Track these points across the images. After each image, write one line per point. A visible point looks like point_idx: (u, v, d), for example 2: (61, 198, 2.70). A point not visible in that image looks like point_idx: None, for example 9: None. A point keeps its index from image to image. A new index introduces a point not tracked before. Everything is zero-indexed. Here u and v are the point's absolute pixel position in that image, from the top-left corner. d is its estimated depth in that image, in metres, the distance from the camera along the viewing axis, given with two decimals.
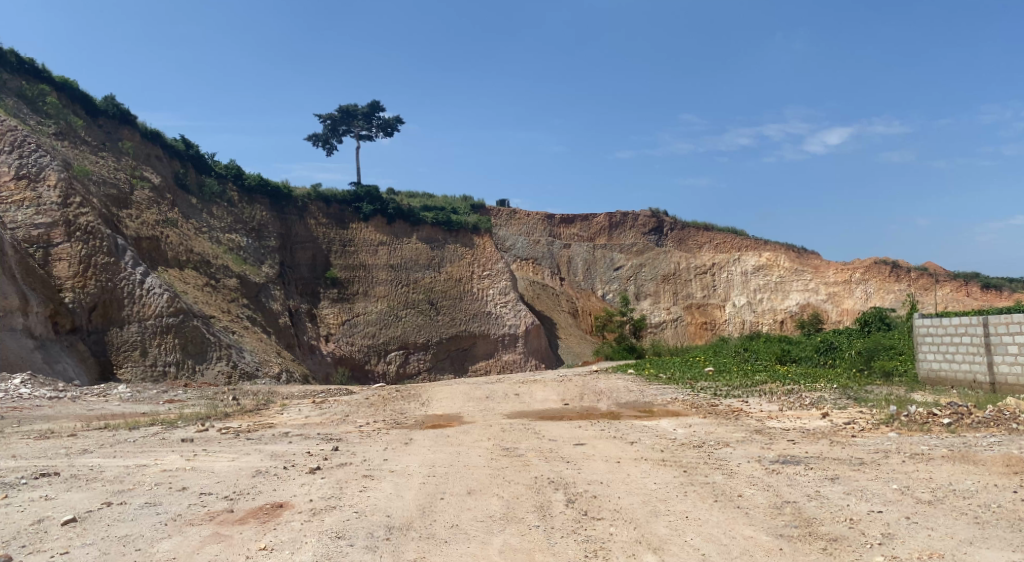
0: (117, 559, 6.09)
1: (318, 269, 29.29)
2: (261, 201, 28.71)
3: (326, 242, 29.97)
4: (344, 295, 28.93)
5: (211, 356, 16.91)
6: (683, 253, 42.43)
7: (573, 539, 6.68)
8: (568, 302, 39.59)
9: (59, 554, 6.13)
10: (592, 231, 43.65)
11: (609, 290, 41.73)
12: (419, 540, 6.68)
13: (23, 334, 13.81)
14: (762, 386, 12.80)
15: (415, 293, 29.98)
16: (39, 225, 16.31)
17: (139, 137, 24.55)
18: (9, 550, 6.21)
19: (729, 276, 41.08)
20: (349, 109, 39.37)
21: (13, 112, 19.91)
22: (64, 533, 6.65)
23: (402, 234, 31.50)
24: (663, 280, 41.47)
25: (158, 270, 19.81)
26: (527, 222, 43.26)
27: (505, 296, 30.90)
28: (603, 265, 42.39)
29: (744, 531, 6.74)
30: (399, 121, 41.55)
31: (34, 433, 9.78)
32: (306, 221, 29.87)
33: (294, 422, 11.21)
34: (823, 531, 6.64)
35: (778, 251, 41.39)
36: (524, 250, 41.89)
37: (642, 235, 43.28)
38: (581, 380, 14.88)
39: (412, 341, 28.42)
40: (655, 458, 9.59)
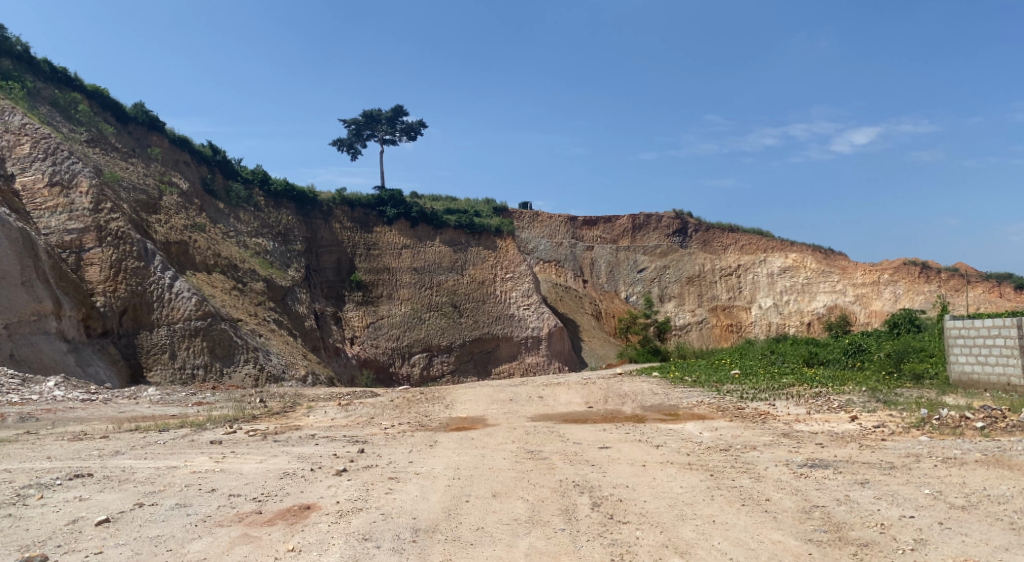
0: (149, 559, 6.18)
1: (343, 272, 29.56)
2: (288, 205, 29.04)
3: (351, 245, 30.25)
4: (369, 298, 29.19)
5: (240, 358, 17.11)
6: (707, 255, 42.11)
7: (599, 543, 6.66)
8: (591, 304, 39.50)
9: (93, 554, 6.24)
10: (615, 232, 43.46)
11: (632, 292, 41.59)
12: (445, 542, 6.71)
13: (56, 338, 14.09)
14: (789, 389, 12.68)
15: (439, 296, 30.09)
16: (72, 231, 16.67)
17: (167, 143, 25.00)
18: (45, 550, 6.33)
19: (755, 277, 40.75)
20: (373, 114, 39.64)
21: (46, 120, 20.34)
22: (98, 533, 6.78)
23: (425, 237, 31.65)
24: (687, 282, 41.21)
25: (186, 274, 20.08)
26: (549, 224, 43.19)
27: (528, 298, 30.78)
28: (626, 267, 42.29)
29: (772, 536, 6.68)
30: (422, 124, 41.76)
31: (67, 434, 9.97)
32: (331, 225, 30.18)
33: (320, 424, 11.31)
34: (853, 536, 6.56)
35: (804, 251, 40.99)
36: (547, 252, 41.84)
37: (666, 236, 43.02)
38: (605, 383, 14.84)
39: (436, 343, 28.52)
40: (681, 462, 9.53)
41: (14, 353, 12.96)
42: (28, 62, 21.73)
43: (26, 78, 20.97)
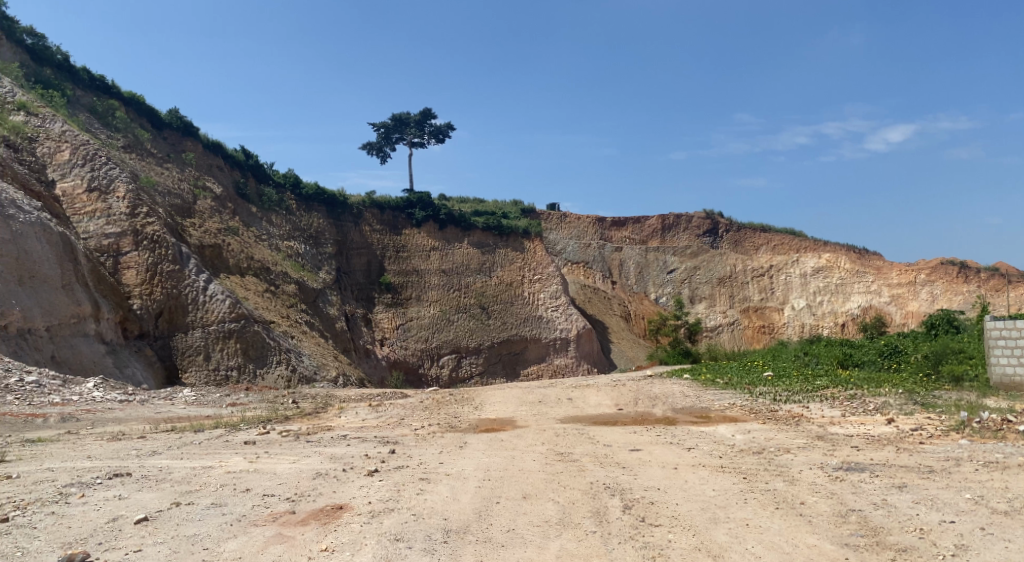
0: (186, 558, 6.26)
1: (373, 274, 29.77)
2: (318, 209, 29.41)
3: (381, 248, 30.51)
4: (398, 300, 29.40)
5: (272, 360, 17.31)
6: (739, 255, 41.69)
7: (631, 545, 6.62)
8: (620, 306, 39.31)
9: (132, 552, 6.34)
10: (643, 233, 43.16)
11: (662, 293, 41.25)
12: (476, 543, 6.71)
13: (95, 340, 14.43)
14: (824, 391, 12.49)
15: (467, 297, 30.18)
16: (110, 235, 17.04)
17: (201, 148, 25.45)
18: (87, 547, 6.44)
19: (787, 278, 40.29)
20: (401, 117, 39.95)
21: (85, 127, 20.80)
22: (136, 532, 6.89)
23: (454, 239, 31.78)
24: (718, 283, 40.81)
25: (220, 277, 20.39)
26: (577, 225, 42.97)
27: (557, 299, 30.70)
28: (656, 267, 41.96)
29: (807, 540, 6.59)
30: (450, 127, 41.96)
31: (107, 434, 10.17)
32: (361, 228, 30.47)
33: (352, 425, 11.41)
34: (891, 541, 6.43)
35: (838, 251, 40.49)
36: (575, 253, 41.74)
37: (695, 237, 42.62)
38: (635, 385, 14.74)
39: (465, 345, 28.63)
40: (713, 464, 9.44)
41: (56, 355, 13.30)
42: (68, 71, 22.30)
43: (66, 87, 21.52)
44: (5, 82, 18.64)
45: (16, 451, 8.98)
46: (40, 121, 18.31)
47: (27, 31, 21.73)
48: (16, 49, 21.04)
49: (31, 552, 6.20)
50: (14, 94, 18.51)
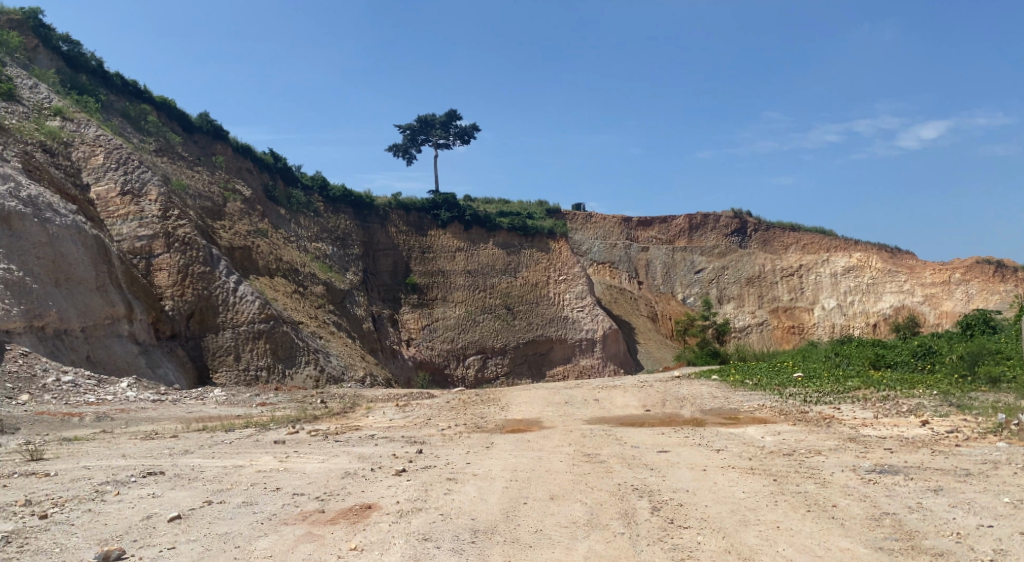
0: (219, 555, 6.33)
1: (399, 275, 29.95)
2: (345, 210, 29.67)
3: (407, 249, 30.68)
4: (424, 300, 29.56)
5: (301, 360, 17.50)
6: (768, 255, 41.29)
7: (660, 547, 6.57)
8: (647, 306, 39.10)
9: (166, 549, 6.44)
10: (670, 233, 42.86)
11: (689, 293, 40.93)
12: (503, 544, 6.71)
13: (128, 341, 14.71)
14: (855, 392, 12.30)
15: (493, 298, 30.24)
16: (142, 237, 17.32)
17: (231, 151, 25.84)
18: (122, 544, 6.54)
19: (818, 277, 39.83)
20: (427, 118, 40.10)
21: (119, 131, 21.18)
22: (170, 529, 7.00)
23: (479, 240, 31.83)
24: (747, 283, 40.44)
25: (250, 278, 20.65)
26: (603, 225, 42.78)
27: (582, 299, 30.61)
28: (683, 267, 41.65)
29: (840, 543, 6.49)
30: (475, 128, 42.06)
31: (140, 433, 10.34)
32: (388, 229, 30.66)
33: (379, 425, 11.49)
34: (927, 545, 6.32)
35: (869, 251, 39.98)
36: (601, 253, 41.58)
37: (723, 236, 42.22)
38: (662, 386, 14.64)
39: (490, 345, 28.72)
40: (742, 466, 9.35)
41: (91, 356, 13.56)
42: (102, 77, 22.77)
43: (100, 92, 21.94)
44: (42, 88, 19.06)
45: (54, 450, 9.16)
46: (75, 125, 18.65)
47: (63, 38, 22.22)
48: (52, 56, 21.52)
49: (69, 548, 6.29)
50: (51, 99, 18.89)
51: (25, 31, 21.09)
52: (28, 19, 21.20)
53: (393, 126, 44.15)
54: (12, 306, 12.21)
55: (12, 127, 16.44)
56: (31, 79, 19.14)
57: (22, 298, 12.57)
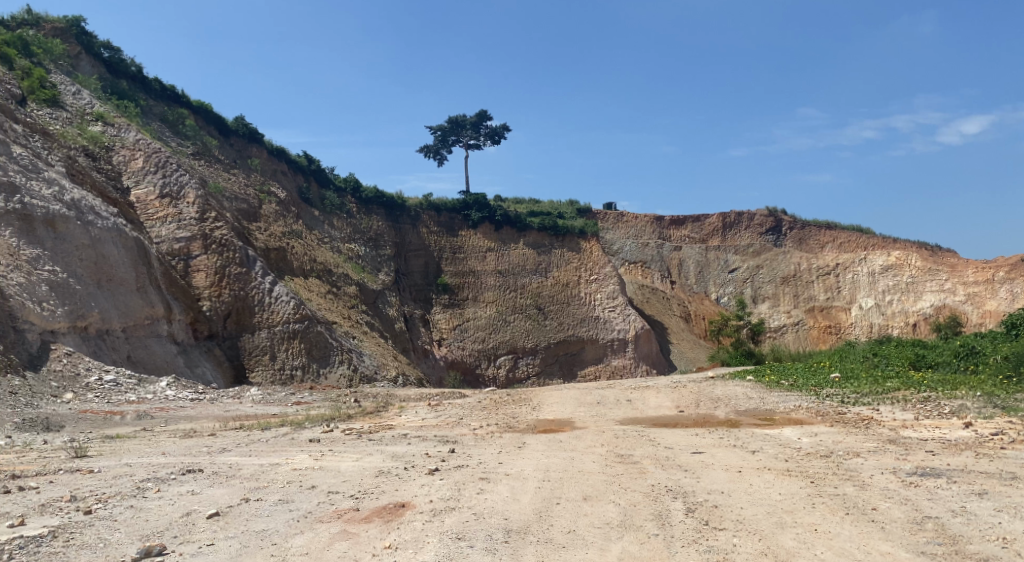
0: (257, 552, 6.42)
1: (430, 275, 30.13)
2: (378, 211, 29.95)
3: (438, 249, 30.86)
4: (455, 300, 29.67)
5: (335, 359, 17.72)
6: (804, 254, 40.80)
7: (695, 549, 6.51)
8: (680, 306, 38.77)
9: (206, 545, 6.53)
10: (704, 232, 42.52)
11: (723, 293, 40.50)
12: (537, 544, 6.70)
13: (167, 340, 15.03)
14: (894, 393, 12.06)
15: (524, 298, 30.27)
16: (180, 239, 17.65)
17: (265, 154, 26.33)
18: (163, 539, 6.65)
19: (855, 276, 39.21)
20: (458, 119, 40.30)
21: (157, 135, 21.67)
22: (209, 526, 7.12)
23: (510, 240, 31.91)
24: (783, 282, 39.96)
25: (285, 278, 20.96)
26: (634, 224, 42.54)
27: (614, 299, 30.45)
28: (717, 267, 41.28)
29: (880, 547, 6.36)
30: (505, 129, 42.15)
31: (180, 431, 10.54)
32: (419, 229, 30.89)
33: (412, 424, 11.57)
34: (972, 550, 6.16)
35: (909, 250, 39.29)
36: (632, 252, 41.32)
37: (758, 235, 41.83)
38: (696, 387, 14.50)
39: (521, 345, 28.75)
40: (778, 468, 9.22)
41: (131, 355, 13.85)
42: (141, 82, 23.31)
43: (139, 97, 22.47)
44: (85, 94, 19.62)
45: (97, 447, 9.38)
46: (116, 130, 19.13)
47: (104, 45, 22.79)
48: (94, 62, 22.09)
49: (112, 543, 6.42)
50: (92, 105, 19.41)
51: (69, 38, 21.70)
52: (71, 26, 21.79)
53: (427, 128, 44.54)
54: (57, 307, 12.57)
55: (55, 132, 16.95)
56: (74, 86, 19.72)
57: (66, 298, 12.92)
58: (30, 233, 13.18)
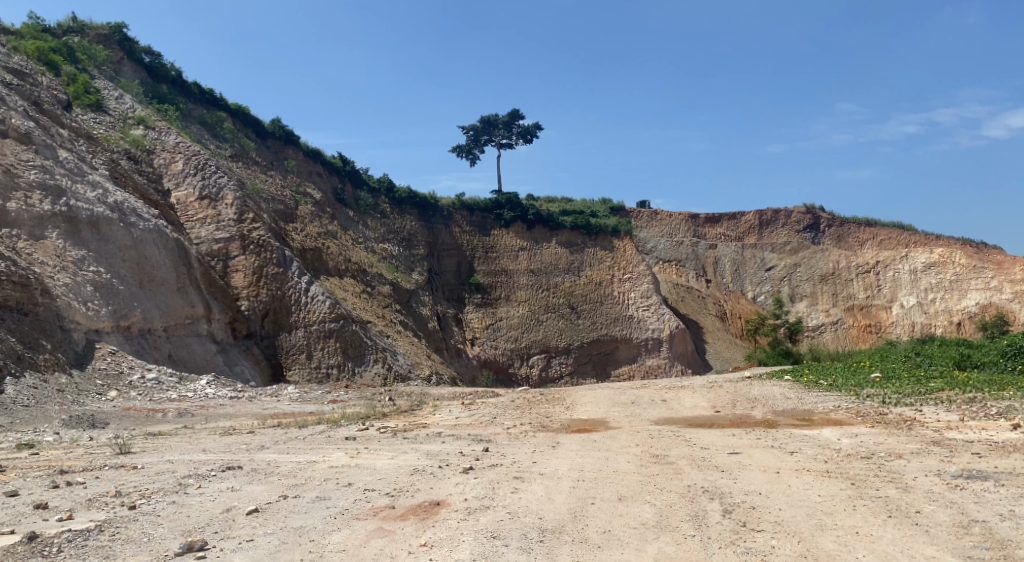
0: (295, 548, 6.48)
1: (463, 274, 30.26)
2: (411, 211, 30.16)
3: (470, 249, 30.98)
4: (487, 300, 29.73)
5: (369, 358, 17.90)
6: (842, 252, 40.11)
7: (733, 551, 6.43)
8: (714, 305, 38.32)
9: (245, 541, 6.63)
10: (740, 230, 41.75)
11: (760, 292, 39.95)
12: (572, 544, 6.67)
13: (207, 339, 15.33)
14: (938, 393, 11.79)
15: (556, 297, 30.22)
16: (219, 240, 17.97)
17: (302, 156, 26.71)
18: (204, 535, 6.76)
19: (896, 274, 38.47)
20: (490, 119, 40.38)
21: (197, 138, 22.10)
22: (248, 522, 7.23)
23: (542, 239, 31.89)
24: (821, 280, 39.34)
25: (321, 278, 21.23)
26: (668, 222, 42.10)
27: (647, 299, 30.23)
28: (753, 265, 40.72)
29: (924, 551, 6.21)
30: (537, 128, 42.11)
31: (219, 428, 10.72)
32: (451, 229, 31.05)
33: (446, 423, 11.62)
34: (1021, 555, 5.99)
35: (953, 247, 38.48)
36: (666, 251, 40.94)
37: (795, 233, 41.25)
38: (733, 387, 14.34)
39: (554, 345, 28.74)
40: (818, 469, 9.07)
41: (173, 354, 14.16)
42: (181, 86, 23.80)
43: (179, 101, 22.96)
44: (127, 98, 20.11)
45: (141, 444, 9.59)
46: (157, 133, 19.56)
47: (146, 50, 23.33)
48: (136, 67, 22.62)
49: (156, 538, 6.54)
50: (135, 109, 19.88)
51: (112, 44, 22.24)
52: (114, 33, 22.35)
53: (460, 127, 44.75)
54: (101, 307, 12.95)
55: (99, 137, 17.43)
56: (116, 91, 20.23)
57: (109, 298, 13.28)
58: (75, 234, 13.56)
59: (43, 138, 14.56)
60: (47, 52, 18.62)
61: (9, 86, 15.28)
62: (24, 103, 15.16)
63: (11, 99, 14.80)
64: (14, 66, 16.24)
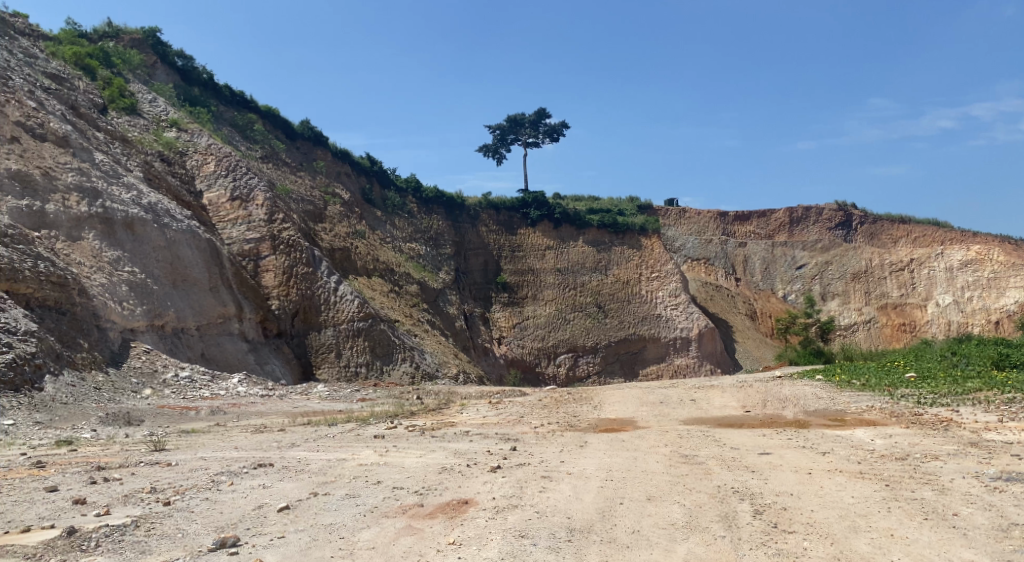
0: (326, 545, 6.55)
1: (489, 274, 30.34)
2: (438, 210, 30.33)
3: (497, 248, 31.05)
4: (514, 299, 29.78)
5: (397, 357, 18.00)
6: (875, 249, 39.51)
7: (764, 552, 6.36)
8: (743, 304, 37.95)
9: (277, 537, 6.71)
10: (770, 227, 41.71)
11: (791, 290, 39.41)
12: (601, 544, 6.65)
13: (239, 338, 15.54)
14: (975, 393, 11.56)
15: (583, 296, 30.14)
16: (250, 240, 18.20)
17: (330, 156, 26.99)
18: (237, 531, 6.87)
19: (931, 272, 37.80)
20: (517, 118, 40.41)
21: (228, 140, 22.43)
22: (280, 519, 7.32)
23: (569, 238, 31.84)
24: (852, 279, 38.76)
25: (350, 278, 21.42)
26: (696, 221, 41.76)
27: (675, 298, 30.03)
28: (783, 264, 40.18)
29: (962, 554, 6.10)
30: (564, 126, 42.01)
31: (251, 426, 10.86)
32: (478, 228, 31.15)
33: (473, 422, 11.65)
34: None
35: (990, 244, 37.68)
36: (695, 250, 40.57)
37: (827, 230, 40.75)
38: (764, 387, 14.18)
39: (581, 344, 28.67)
40: (851, 470, 8.92)
41: (205, 353, 14.39)
42: (212, 89, 24.22)
43: (211, 103, 23.36)
44: (160, 102, 20.47)
45: (175, 441, 9.75)
46: (189, 135, 19.86)
47: (179, 54, 23.75)
48: (169, 70, 23.06)
49: (190, 533, 6.65)
50: (168, 112, 20.24)
51: (146, 48, 22.68)
52: (148, 37, 22.77)
53: (486, 126, 44.88)
54: (136, 307, 13.23)
55: (133, 139, 17.79)
56: (150, 94, 20.62)
57: (144, 298, 13.56)
58: (112, 235, 13.85)
59: (79, 141, 14.90)
60: (84, 57, 19.07)
61: (47, 91, 15.66)
62: (62, 107, 15.52)
63: (49, 103, 15.18)
64: (52, 71, 16.63)
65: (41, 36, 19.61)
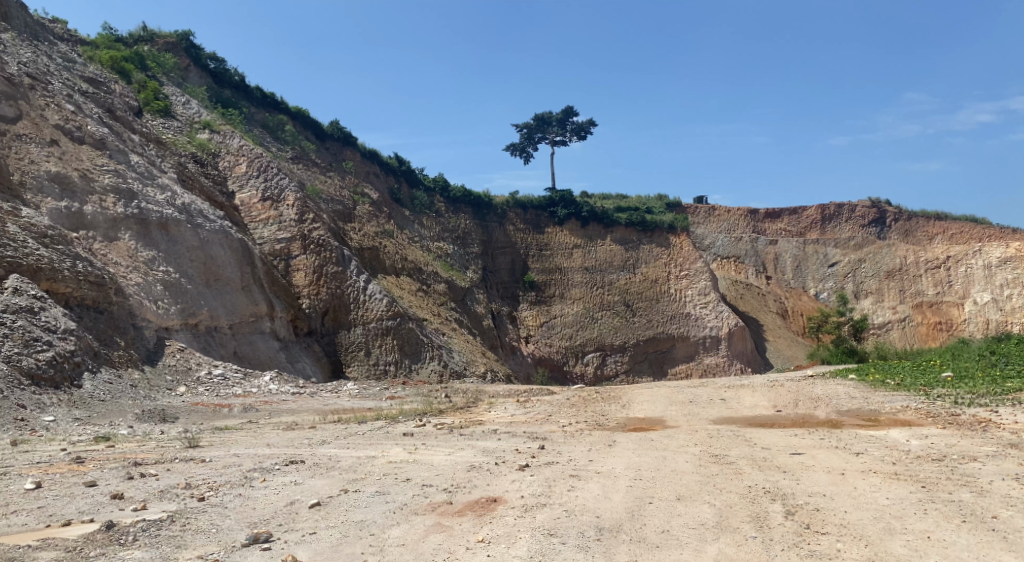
0: (358, 541, 6.63)
1: (517, 273, 30.34)
2: (465, 210, 30.48)
3: (524, 247, 31.08)
4: (542, 298, 29.77)
5: (425, 356, 18.09)
6: (910, 247, 38.84)
7: (797, 552, 6.30)
8: (774, 302, 37.48)
9: (309, 533, 6.79)
10: (801, 225, 41.33)
11: (822, 289, 38.87)
12: (630, 543, 6.62)
13: (270, 336, 15.75)
14: (1015, 393, 11.30)
15: (611, 294, 30.03)
16: (281, 240, 18.46)
17: (359, 156, 27.26)
18: (270, 527, 6.97)
19: (968, 270, 37.02)
20: (545, 117, 40.37)
21: (259, 141, 22.77)
22: (311, 515, 7.40)
23: (597, 236, 31.79)
24: (886, 277, 38.15)
25: (379, 277, 21.58)
26: (725, 218, 41.38)
27: (705, 296, 29.76)
28: (816, 261, 39.69)
29: (1002, 557, 5.98)
30: (591, 125, 41.84)
31: (282, 423, 10.99)
32: (506, 227, 31.21)
33: (502, 420, 11.68)
34: None
35: None
36: (724, 247, 40.22)
37: (860, 227, 40.20)
38: (797, 386, 14.01)
39: (609, 342, 28.56)
40: (886, 471, 8.77)
41: (237, 351, 14.60)
42: (244, 91, 24.61)
43: (242, 105, 23.72)
44: (193, 104, 20.83)
45: (208, 438, 9.93)
46: (222, 137, 20.15)
47: (211, 56, 24.12)
48: (202, 73, 23.45)
49: (224, 529, 6.75)
50: (201, 114, 20.59)
51: (180, 51, 23.08)
52: (181, 40, 23.16)
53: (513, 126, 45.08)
54: (170, 306, 13.50)
55: (168, 142, 18.14)
56: (183, 96, 20.97)
57: (178, 297, 13.83)
58: (147, 235, 14.12)
59: (116, 143, 15.22)
60: (119, 61, 19.46)
61: (85, 95, 16.01)
62: (98, 110, 15.87)
63: (87, 107, 15.55)
64: (90, 75, 17.00)
65: (79, 41, 20.07)
